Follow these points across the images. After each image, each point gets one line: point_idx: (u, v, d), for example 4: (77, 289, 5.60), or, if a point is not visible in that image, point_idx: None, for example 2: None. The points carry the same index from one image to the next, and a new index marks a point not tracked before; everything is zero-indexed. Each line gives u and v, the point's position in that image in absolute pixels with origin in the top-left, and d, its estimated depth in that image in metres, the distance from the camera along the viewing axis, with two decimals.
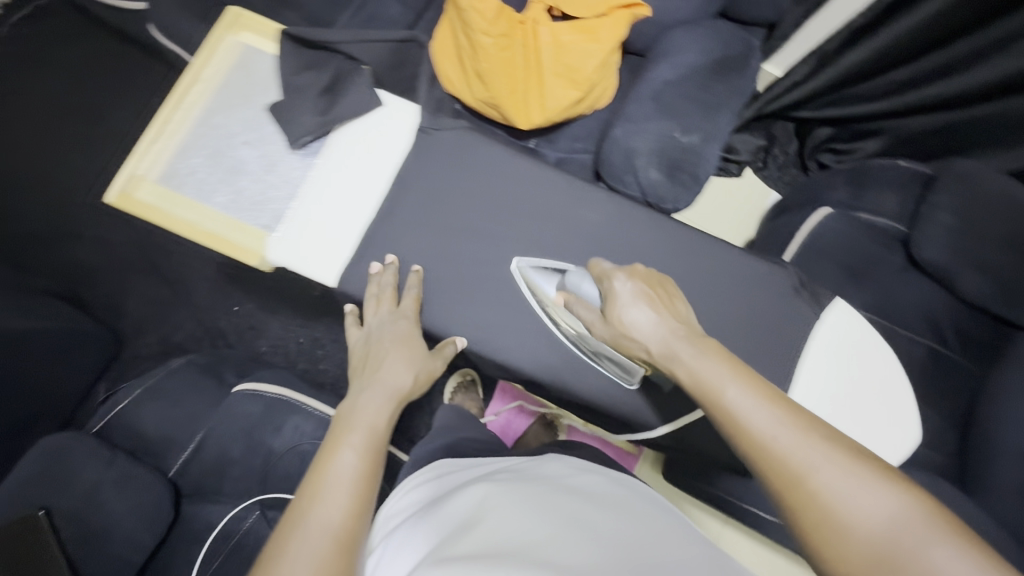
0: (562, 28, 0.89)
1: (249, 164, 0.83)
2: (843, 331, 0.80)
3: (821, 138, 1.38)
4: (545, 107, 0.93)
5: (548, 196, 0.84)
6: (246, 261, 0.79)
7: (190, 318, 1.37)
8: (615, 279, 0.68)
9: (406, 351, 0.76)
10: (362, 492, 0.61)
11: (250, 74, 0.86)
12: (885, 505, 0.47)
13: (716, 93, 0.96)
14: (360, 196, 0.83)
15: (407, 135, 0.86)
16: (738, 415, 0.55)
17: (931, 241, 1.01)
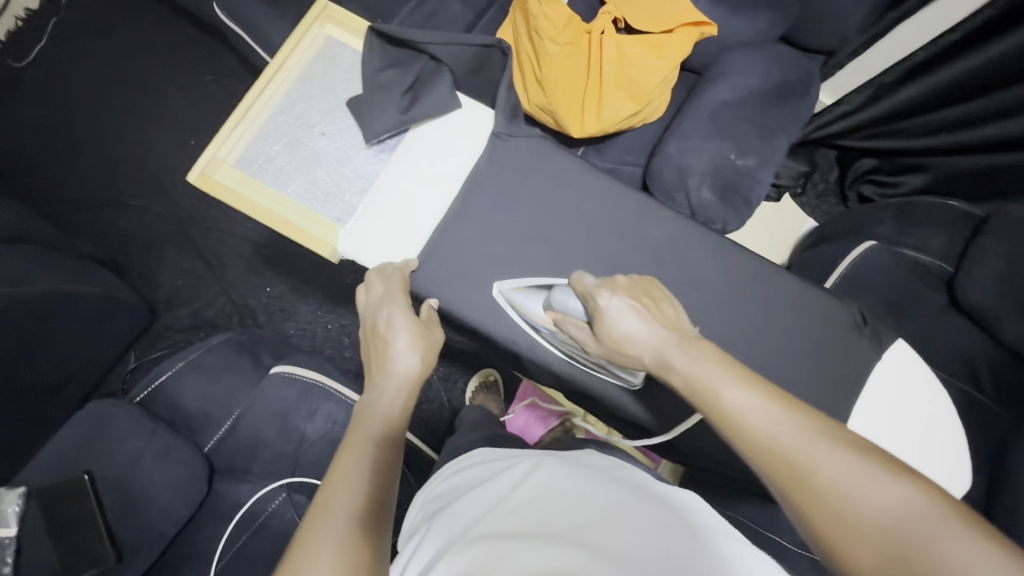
0: (628, 42, 0.91)
1: (325, 156, 0.83)
2: (904, 375, 0.78)
3: (864, 169, 1.35)
4: (601, 119, 0.93)
5: (612, 210, 0.84)
6: (319, 252, 0.81)
7: (221, 294, 1.34)
8: (599, 297, 0.67)
9: (410, 331, 0.71)
10: (382, 489, 0.55)
11: (334, 65, 0.85)
12: (895, 495, 0.44)
13: (774, 118, 0.95)
14: (431, 197, 0.84)
15: (482, 138, 0.86)
16: (737, 415, 0.53)
17: (975, 285, 0.99)
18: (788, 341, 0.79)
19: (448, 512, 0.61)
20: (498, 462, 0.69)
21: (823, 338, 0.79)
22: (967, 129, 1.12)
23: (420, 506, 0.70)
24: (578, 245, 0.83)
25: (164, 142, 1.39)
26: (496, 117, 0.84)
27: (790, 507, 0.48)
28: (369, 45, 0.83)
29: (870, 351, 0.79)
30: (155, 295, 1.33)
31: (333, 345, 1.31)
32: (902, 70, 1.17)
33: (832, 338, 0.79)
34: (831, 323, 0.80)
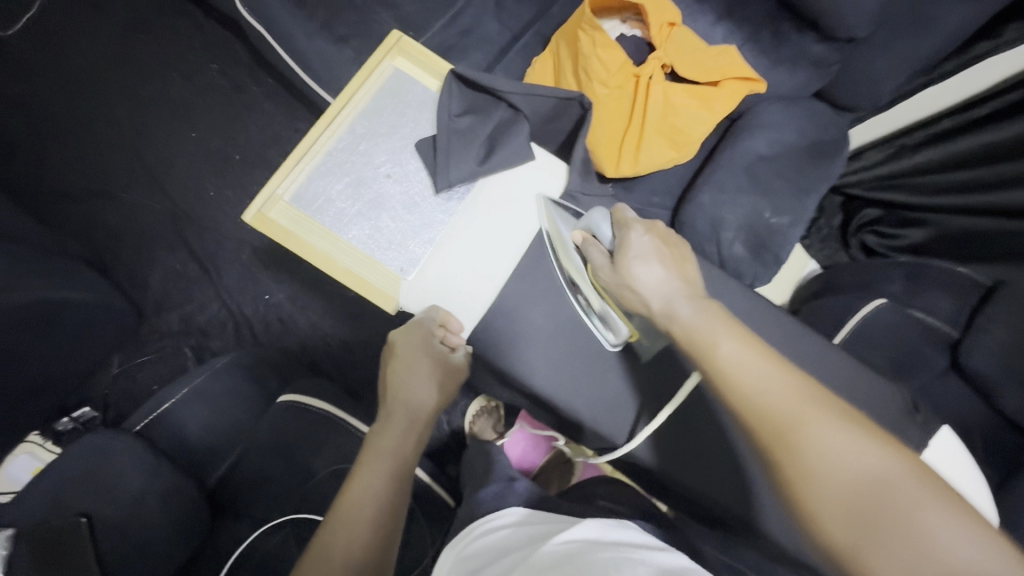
0: (675, 90, 0.89)
1: (390, 200, 0.78)
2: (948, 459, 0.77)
3: (868, 219, 1.38)
4: (637, 161, 0.92)
5: None
6: (380, 305, 0.75)
7: (215, 300, 1.26)
8: (632, 230, 0.68)
9: (437, 372, 0.78)
10: (384, 529, 0.66)
11: (402, 101, 0.80)
12: (873, 460, 0.47)
13: (808, 177, 0.96)
14: (499, 253, 0.79)
15: (554, 196, 0.82)
16: (729, 369, 0.55)
17: (982, 352, 1.02)
18: None
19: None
20: (527, 529, 0.66)
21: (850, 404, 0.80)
22: (971, 191, 1.15)
23: (453, 565, 0.66)
24: None
25: (162, 132, 1.30)
26: (571, 174, 0.81)
27: (768, 457, 0.51)
28: (447, 88, 0.79)
29: (897, 421, 0.80)
30: (145, 296, 1.24)
31: (333, 362, 1.25)
32: (927, 133, 1.24)
33: (866, 406, 0.81)
34: (861, 390, 0.81)
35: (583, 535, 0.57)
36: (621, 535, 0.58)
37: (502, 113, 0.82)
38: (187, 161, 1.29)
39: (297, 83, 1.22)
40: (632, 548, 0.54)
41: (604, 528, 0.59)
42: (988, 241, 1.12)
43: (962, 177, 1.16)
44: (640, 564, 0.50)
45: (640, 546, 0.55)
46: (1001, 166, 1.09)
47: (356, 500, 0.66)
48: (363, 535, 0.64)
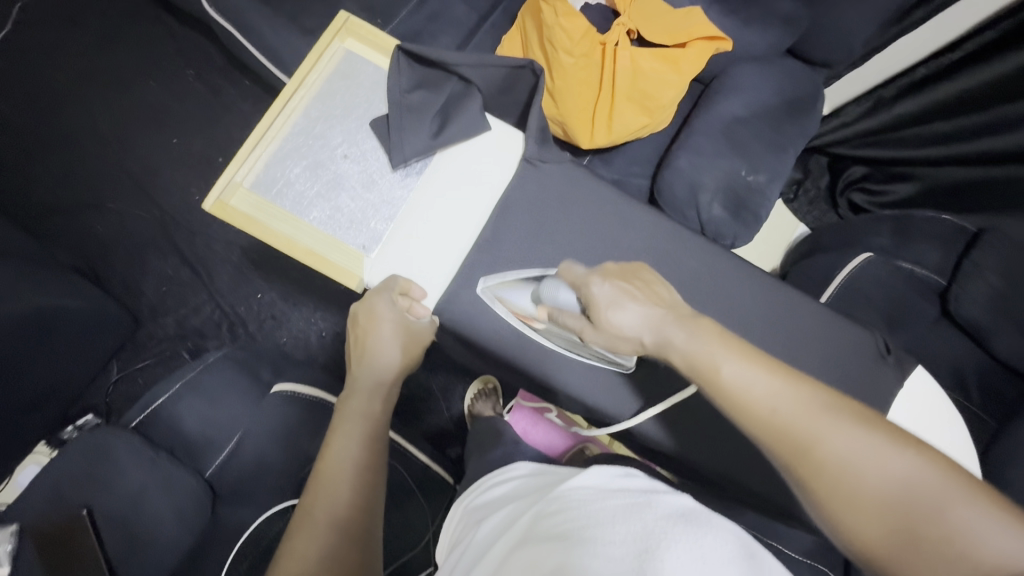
0: (643, 54, 0.88)
1: (348, 180, 0.79)
2: (923, 397, 0.81)
3: (855, 177, 1.37)
4: (610, 131, 0.92)
5: (635, 234, 0.84)
6: (345, 283, 0.76)
7: (209, 302, 1.28)
8: (592, 284, 0.67)
9: (403, 335, 0.76)
10: (365, 492, 0.65)
11: (355, 82, 0.81)
12: (900, 465, 0.49)
13: (785, 135, 0.95)
14: (459, 225, 0.80)
15: (510, 163, 0.83)
16: (736, 391, 0.55)
17: (971, 298, 1.03)
18: (803, 362, 0.80)
19: (485, 527, 0.62)
20: (530, 478, 0.69)
21: (833, 357, 0.81)
22: (954, 141, 1.16)
23: (462, 517, 0.70)
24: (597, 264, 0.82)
25: (143, 140, 1.31)
26: (528, 141, 0.81)
27: (793, 475, 0.52)
28: (395, 65, 0.79)
29: (882, 370, 0.80)
30: (139, 303, 1.27)
31: (328, 354, 1.27)
32: (905, 83, 1.22)
33: (847, 356, 0.81)
34: (845, 342, 0.81)
35: (592, 482, 0.58)
36: (631, 483, 0.59)
37: (455, 88, 0.83)
38: (171, 167, 1.31)
39: (270, 80, 1.22)
40: (638, 494, 0.55)
41: (610, 477, 0.59)
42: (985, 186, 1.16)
43: (948, 129, 1.16)
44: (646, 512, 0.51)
45: (646, 491, 0.56)
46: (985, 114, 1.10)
47: (333, 464, 0.65)
48: (345, 498, 0.63)
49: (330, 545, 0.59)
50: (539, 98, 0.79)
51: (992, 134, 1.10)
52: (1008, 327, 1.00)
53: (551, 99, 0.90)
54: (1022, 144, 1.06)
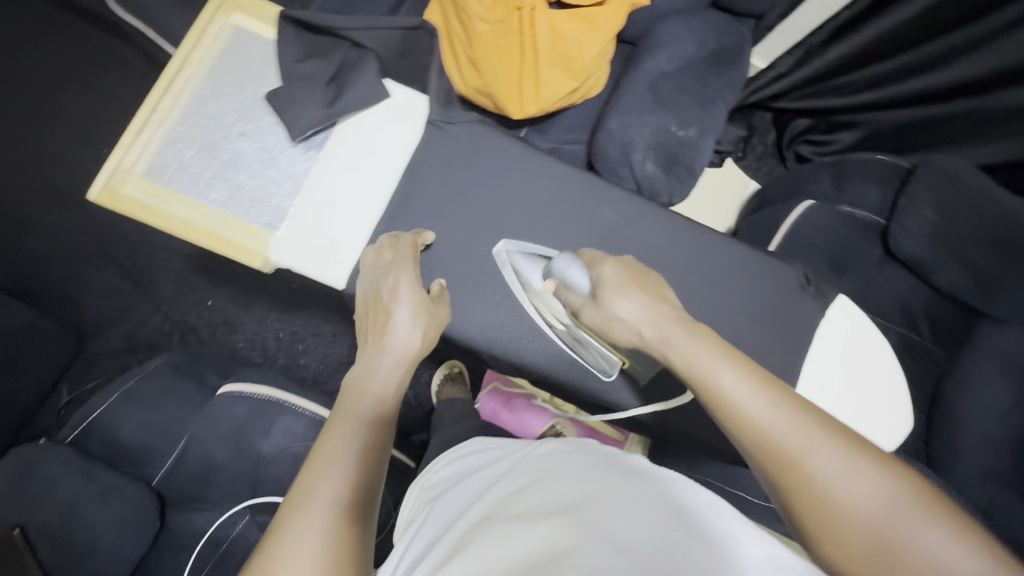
0: (560, 16, 0.87)
1: (246, 158, 0.78)
2: (846, 326, 0.83)
3: (799, 129, 1.40)
4: (540, 98, 0.92)
5: (553, 189, 0.84)
6: (249, 262, 0.75)
7: (157, 313, 1.25)
8: (604, 264, 0.66)
9: (421, 307, 0.69)
10: (370, 478, 0.52)
11: (245, 57, 0.80)
12: (881, 491, 0.46)
13: (711, 87, 0.96)
14: (368, 196, 0.80)
15: (414, 128, 0.83)
16: (732, 402, 0.52)
17: (911, 233, 1.05)
18: (739, 308, 0.83)
19: (439, 508, 0.60)
20: (489, 455, 0.68)
21: (766, 298, 0.83)
22: (888, 84, 1.20)
23: (416, 495, 0.69)
24: (528, 230, 0.82)
25: (68, 153, 1.26)
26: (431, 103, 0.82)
27: (777, 492, 0.50)
28: (281, 34, 0.78)
29: (807, 303, 0.83)
30: (82, 320, 1.23)
31: (287, 354, 1.26)
32: (831, 29, 1.20)
33: (783, 297, 0.83)
34: (776, 283, 0.84)
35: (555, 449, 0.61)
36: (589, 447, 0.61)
37: (349, 53, 0.81)
38: None
39: None
40: (605, 454, 0.58)
41: (569, 443, 0.62)
42: (925, 129, 1.22)
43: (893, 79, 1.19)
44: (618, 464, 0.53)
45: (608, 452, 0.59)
46: (926, 49, 1.11)
47: (339, 443, 0.53)
48: (347, 473, 0.51)
49: (331, 529, 0.46)
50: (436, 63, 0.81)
51: (932, 69, 1.12)
52: (947, 261, 1.02)
53: (477, 71, 0.91)
54: (963, 78, 1.09)
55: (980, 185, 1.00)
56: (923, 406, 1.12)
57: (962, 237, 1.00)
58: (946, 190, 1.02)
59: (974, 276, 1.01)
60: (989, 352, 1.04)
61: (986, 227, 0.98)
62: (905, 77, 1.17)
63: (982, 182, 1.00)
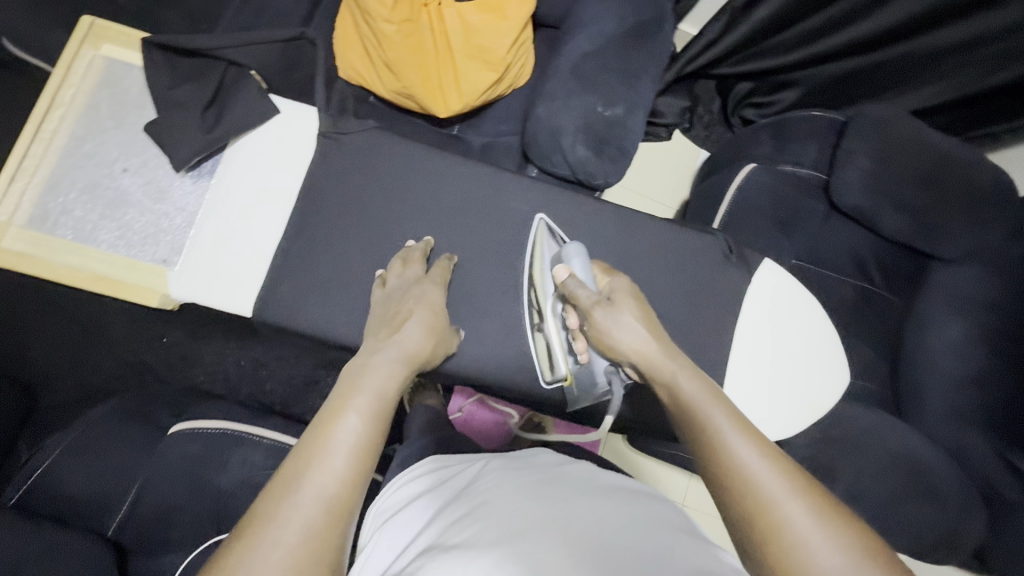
0: (468, 8, 0.86)
1: (132, 194, 0.81)
2: (770, 289, 0.88)
3: (742, 93, 1.37)
4: (461, 93, 0.90)
5: (472, 189, 0.85)
6: (142, 300, 0.78)
7: (111, 357, 1.21)
8: (619, 277, 0.71)
9: (431, 318, 0.70)
10: (356, 481, 0.52)
11: (120, 91, 0.83)
12: (845, 555, 0.45)
13: (634, 62, 0.94)
14: (268, 217, 0.80)
15: (307, 140, 0.83)
16: (719, 441, 0.54)
17: (848, 186, 1.04)
18: (672, 282, 0.86)
19: (392, 531, 0.52)
20: (445, 472, 0.60)
21: (693, 268, 0.86)
22: (823, 37, 1.19)
23: (369, 520, 0.61)
24: (462, 228, 0.84)
25: None
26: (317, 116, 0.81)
27: (745, 542, 0.49)
28: (150, 62, 0.78)
29: (731, 272, 0.87)
30: (31, 374, 1.18)
31: (249, 383, 1.23)
32: None
33: (706, 268, 0.87)
34: (703, 255, 0.87)
35: (537, 460, 0.58)
36: (540, 458, 0.60)
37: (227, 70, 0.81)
38: None
39: None
40: (590, 469, 0.56)
41: (545, 456, 0.60)
42: (864, 78, 1.24)
43: (829, 31, 1.17)
44: (600, 479, 0.53)
45: (588, 468, 0.57)
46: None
47: (331, 440, 0.53)
48: (337, 468, 0.52)
49: (311, 522, 0.48)
50: (320, 75, 0.82)
51: (864, 16, 1.11)
52: (884, 207, 1.03)
53: (392, 73, 0.89)
54: (890, 23, 1.09)
55: (910, 130, 1.05)
56: (886, 355, 1.13)
57: (900, 181, 1.03)
58: (880, 141, 1.04)
59: (913, 219, 1.04)
60: (941, 293, 1.05)
61: (918, 167, 1.03)
62: (839, 29, 1.16)
63: (914, 130, 1.05)
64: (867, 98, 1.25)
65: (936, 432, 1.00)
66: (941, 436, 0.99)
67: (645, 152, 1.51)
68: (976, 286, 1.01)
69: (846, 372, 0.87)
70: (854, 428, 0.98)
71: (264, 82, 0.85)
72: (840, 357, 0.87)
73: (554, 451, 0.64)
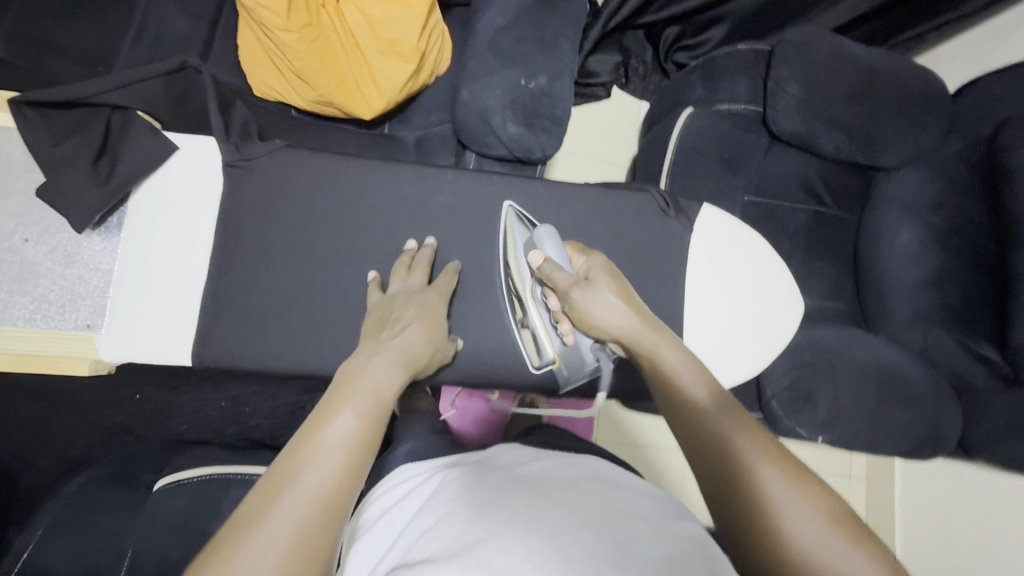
0: (369, 2, 0.83)
1: (41, 263, 0.78)
2: (713, 233, 0.89)
3: (671, 39, 1.35)
4: (382, 92, 0.87)
5: (408, 190, 0.84)
6: (73, 370, 0.75)
7: (83, 425, 1.16)
8: (593, 258, 0.72)
9: (431, 326, 0.71)
10: (352, 476, 0.51)
11: (3, 158, 0.78)
12: (812, 514, 0.46)
13: (550, 27, 0.92)
14: (188, 260, 0.78)
15: (214, 173, 0.80)
16: (696, 411, 0.56)
17: (787, 113, 1.04)
18: (620, 245, 0.86)
19: (373, 542, 0.52)
20: (417, 477, 0.61)
21: (638, 227, 0.87)
22: None
23: (349, 533, 0.60)
24: (408, 231, 0.83)
25: None
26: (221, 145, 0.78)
27: (720, 505, 0.50)
28: (22, 124, 0.72)
29: (671, 227, 0.88)
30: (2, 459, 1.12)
31: (235, 423, 1.21)
32: None
33: (650, 226, 0.87)
34: (646, 213, 0.87)
35: (516, 456, 0.59)
36: (512, 454, 0.61)
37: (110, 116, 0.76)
38: None
39: None
40: (571, 460, 0.57)
41: (508, 453, 0.60)
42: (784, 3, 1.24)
43: None
44: (574, 468, 0.54)
45: (563, 459, 0.57)
46: None
47: (325, 438, 0.51)
48: (334, 465, 0.50)
49: (303, 521, 0.46)
50: (211, 103, 0.76)
51: None
52: (823, 130, 1.04)
53: (305, 83, 0.85)
54: None
55: (833, 50, 1.05)
56: (848, 273, 1.16)
57: (832, 101, 1.04)
58: (808, 65, 1.04)
59: (852, 136, 1.04)
60: (892, 202, 1.08)
61: (848, 84, 1.04)
62: None
63: (837, 47, 1.05)
64: (791, 22, 1.25)
65: (900, 337, 1.05)
66: (906, 340, 1.04)
67: (587, 115, 1.49)
68: (920, 189, 1.04)
69: (800, 302, 0.89)
70: (827, 350, 1.00)
71: (156, 120, 0.81)
72: (796, 293, 0.89)
73: (520, 448, 0.64)
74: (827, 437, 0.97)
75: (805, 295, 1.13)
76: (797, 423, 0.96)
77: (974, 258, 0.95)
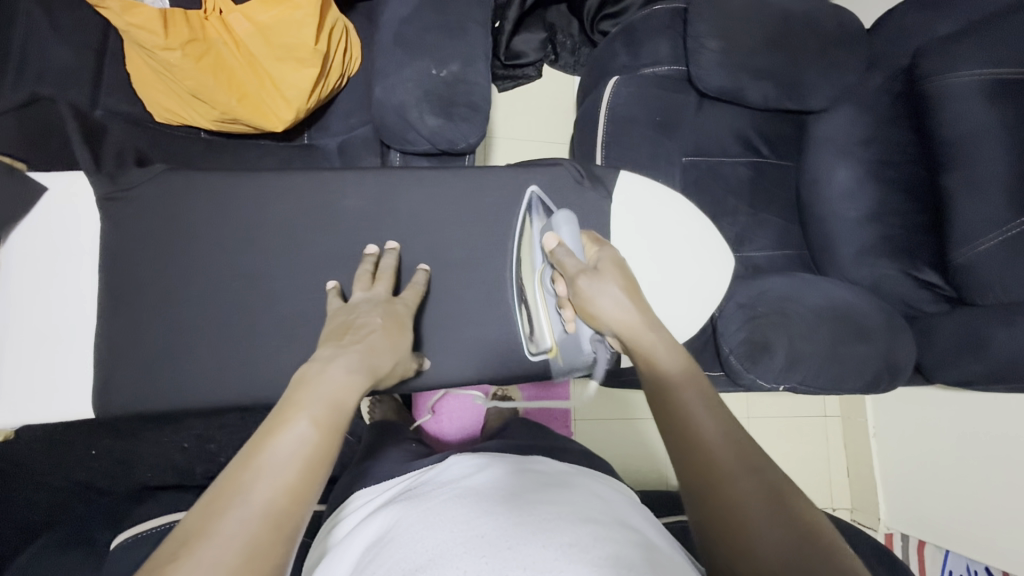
0: (255, 8, 0.79)
1: None
2: (636, 198, 0.88)
3: (594, 7, 1.31)
4: (289, 102, 0.83)
5: (330, 199, 0.81)
6: None
7: (36, 487, 1.10)
8: (606, 250, 0.74)
9: (394, 336, 0.68)
10: (306, 488, 0.48)
11: None
12: (782, 533, 0.44)
13: (456, 12, 0.89)
14: (75, 307, 0.75)
15: (88, 211, 0.77)
16: (684, 418, 0.55)
17: (709, 69, 1.04)
18: None
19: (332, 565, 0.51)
20: (376, 503, 0.59)
21: (568, 204, 0.86)
22: None
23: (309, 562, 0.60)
24: (336, 241, 0.80)
25: None
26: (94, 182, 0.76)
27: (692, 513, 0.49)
28: None
29: (594, 198, 0.87)
30: None
31: (201, 461, 1.15)
32: None
33: (578, 202, 0.86)
34: (577, 190, 0.86)
35: (480, 467, 0.58)
36: (469, 465, 0.60)
37: None
38: None
39: None
40: (526, 466, 0.58)
41: (458, 468, 0.58)
42: None
43: None
44: (525, 475, 0.54)
45: (515, 466, 0.57)
46: None
47: (276, 449, 0.49)
48: (285, 477, 0.48)
49: (250, 539, 0.43)
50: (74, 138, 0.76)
51: None
52: (748, 81, 1.04)
53: (204, 102, 0.81)
54: None
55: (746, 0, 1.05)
56: (794, 218, 1.16)
57: (753, 49, 1.03)
58: (723, 17, 1.03)
59: (777, 83, 1.04)
60: (824, 142, 1.08)
61: (765, 30, 1.03)
62: None
63: None
64: None
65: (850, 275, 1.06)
66: (854, 276, 1.05)
67: (522, 97, 1.47)
68: (849, 127, 1.05)
69: (731, 256, 0.90)
70: (780, 298, 1.00)
71: (19, 161, 0.77)
72: (724, 248, 0.89)
73: (469, 458, 0.63)
74: (789, 383, 0.97)
75: (754, 247, 1.14)
76: (755, 374, 0.96)
77: (909, 188, 0.98)
